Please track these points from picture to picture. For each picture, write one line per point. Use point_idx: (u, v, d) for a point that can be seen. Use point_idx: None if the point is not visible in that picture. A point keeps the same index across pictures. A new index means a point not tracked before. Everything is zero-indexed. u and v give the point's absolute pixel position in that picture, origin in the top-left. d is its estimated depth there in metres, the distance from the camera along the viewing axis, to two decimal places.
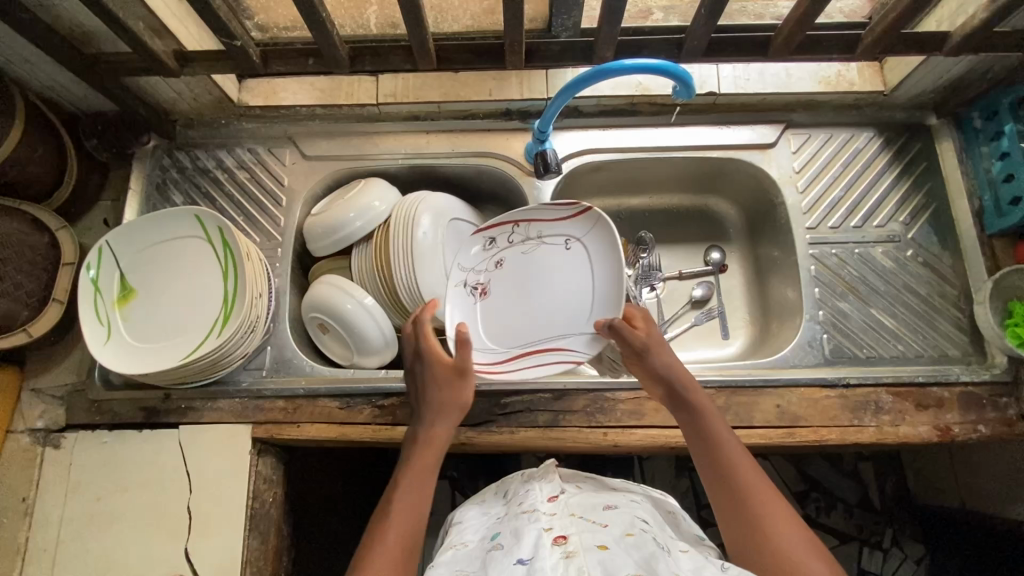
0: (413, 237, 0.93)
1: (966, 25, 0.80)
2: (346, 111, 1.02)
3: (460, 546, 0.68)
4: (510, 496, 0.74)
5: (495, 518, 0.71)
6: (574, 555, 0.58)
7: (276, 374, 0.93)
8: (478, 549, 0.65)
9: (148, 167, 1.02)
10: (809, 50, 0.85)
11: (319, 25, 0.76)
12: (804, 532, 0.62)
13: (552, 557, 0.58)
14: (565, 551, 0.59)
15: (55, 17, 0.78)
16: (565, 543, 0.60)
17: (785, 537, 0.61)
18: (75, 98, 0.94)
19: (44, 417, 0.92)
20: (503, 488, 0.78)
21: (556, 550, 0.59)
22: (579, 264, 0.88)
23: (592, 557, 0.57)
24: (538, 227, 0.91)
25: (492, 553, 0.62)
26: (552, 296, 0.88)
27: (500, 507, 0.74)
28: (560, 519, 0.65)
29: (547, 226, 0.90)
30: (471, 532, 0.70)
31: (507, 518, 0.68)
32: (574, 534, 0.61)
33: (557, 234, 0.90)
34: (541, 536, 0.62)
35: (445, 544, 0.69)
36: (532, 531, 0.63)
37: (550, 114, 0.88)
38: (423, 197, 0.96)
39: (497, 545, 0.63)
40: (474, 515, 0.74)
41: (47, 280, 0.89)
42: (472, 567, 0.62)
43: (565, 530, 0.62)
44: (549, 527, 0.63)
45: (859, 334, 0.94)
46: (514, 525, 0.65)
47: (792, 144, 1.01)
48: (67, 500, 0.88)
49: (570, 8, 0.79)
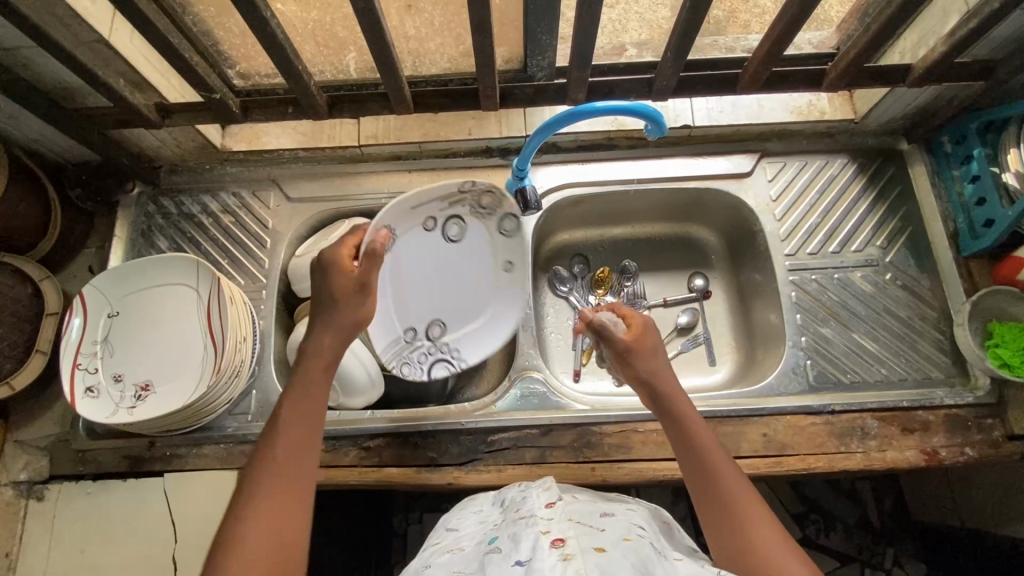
0: (71, 338, 0.87)
1: (926, 59, 0.82)
2: (328, 153, 1.04)
3: (457, 549, 0.67)
4: (508, 504, 0.72)
5: (492, 525, 0.70)
6: (573, 558, 0.56)
7: (261, 419, 0.93)
8: (475, 552, 0.64)
9: (133, 213, 1.03)
10: (777, 85, 0.88)
11: (295, 76, 0.78)
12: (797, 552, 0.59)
13: (550, 559, 0.57)
14: (563, 553, 0.57)
15: (38, 76, 0.79)
16: (563, 546, 0.58)
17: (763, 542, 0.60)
18: (60, 150, 0.96)
19: (27, 469, 0.91)
20: (500, 497, 0.76)
21: (554, 553, 0.57)
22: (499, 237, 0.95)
23: (589, 560, 0.57)
24: (428, 206, 0.90)
25: (491, 556, 0.61)
26: (164, 359, 0.89)
27: (496, 515, 0.72)
28: (559, 523, 0.63)
29: (443, 199, 0.90)
30: (468, 538, 0.69)
31: (506, 523, 0.67)
32: (572, 537, 0.60)
33: (453, 203, 0.91)
34: (539, 539, 0.60)
35: (441, 547, 0.69)
36: (531, 535, 0.61)
37: (528, 152, 0.86)
38: (196, 261, 0.90)
39: (496, 548, 0.62)
40: (471, 522, 0.73)
41: (30, 331, 0.89)
42: (470, 568, 0.62)
43: (563, 533, 0.61)
44: (546, 530, 0.62)
45: (842, 359, 0.95)
46: (513, 529, 0.64)
47: (768, 173, 1.03)
48: (51, 553, 0.87)
49: (545, 50, 0.82)
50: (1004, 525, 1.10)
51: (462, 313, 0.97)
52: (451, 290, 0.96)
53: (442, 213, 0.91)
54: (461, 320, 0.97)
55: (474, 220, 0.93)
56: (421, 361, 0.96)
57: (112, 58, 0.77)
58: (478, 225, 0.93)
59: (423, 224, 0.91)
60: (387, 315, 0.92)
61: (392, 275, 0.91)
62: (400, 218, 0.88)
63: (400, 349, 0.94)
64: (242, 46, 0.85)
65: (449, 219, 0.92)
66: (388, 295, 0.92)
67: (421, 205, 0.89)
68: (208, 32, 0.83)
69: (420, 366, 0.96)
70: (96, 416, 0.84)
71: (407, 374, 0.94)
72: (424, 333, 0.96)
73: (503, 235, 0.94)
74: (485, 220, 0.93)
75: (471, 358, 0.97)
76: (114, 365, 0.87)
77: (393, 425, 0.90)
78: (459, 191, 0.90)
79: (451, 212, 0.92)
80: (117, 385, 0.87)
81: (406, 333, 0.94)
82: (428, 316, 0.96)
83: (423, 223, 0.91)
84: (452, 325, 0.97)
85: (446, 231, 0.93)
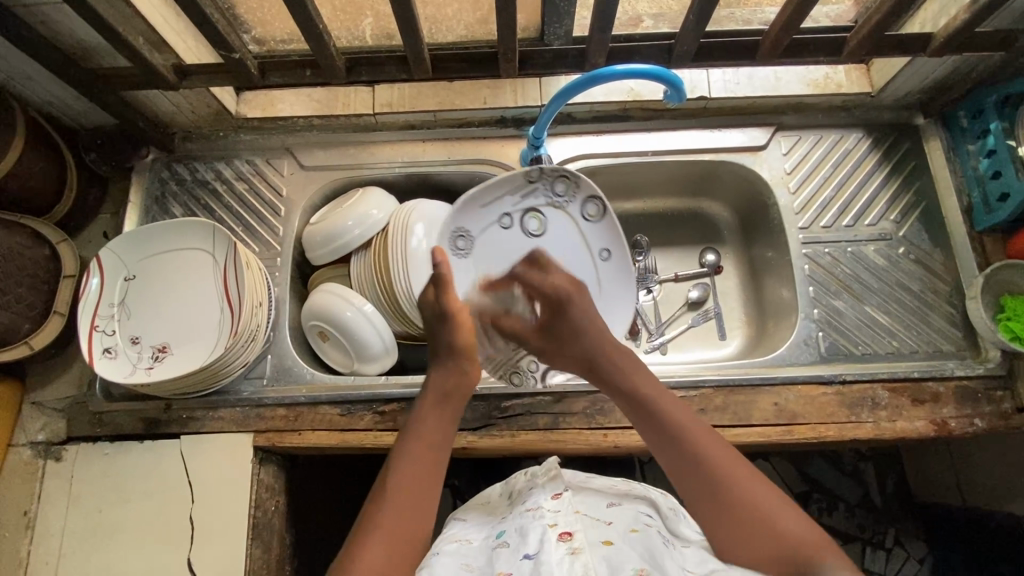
0: (89, 298, 0.87)
1: (947, 27, 0.81)
2: (342, 121, 1.04)
3: (465, 541, 0.67)
4: (515, 497, 0.73)
5: (499, 519, 0.70)
6: (580, 553, 0.58)
7: (276, 383, 0.93)
8: (483, 546, 0.65)
9: (147, 179, 1.03)
10: (795, 53, 0.87)
11: (316, 37, 0.77)
12: (771, 491, 0.64)
13: (558, 553, 0.58)
14: (570, 547, 0.59)
15: (56, 34, 0.79)
16: (570, 540, 0.60)
17: (740, 488, 0.64)
18: (76, 113, 0.96)
19: (44, 430, 0.92)
20: (509, 491, 0.76)
21: (562, 546, 0.59)
22: (584, 225, 0.94)
23: (596, 553, 0.58)
24: (500, 205, 0.91)
25: (498, 551, 0.62)
26: (181, 323, 0.89)
27: (504, 509, 0.73)
28: (566, 515, 0.64)
29: (514, 193, 0.91)
30: (476, 531, 0.69)
31: (512, 516, 0.67)
32: (580, 531, 0.61)
33: (526, 196, 0.92)
34: (546, 533, 0.61)
35: (448, 537, 0.69)
36: (537, 529, 0.62)
37: (544, 121, 0.90)
38: (213, 226, 0.90)
39: (502, 543, 0.63)
40: (479, 514, 0.74)
41: (48, 293, 0.89)
42: (478, 563, 0.62)
43: (570, 526, 0.62)
44: (554, 523, 0.62)
45: (854, 331, 0.95)
46: (519, 522, 0.64)
47: (782, 146, 1.03)
48: (69, 512, 0.88)
49: (563, 17, 0.81)
50: (1009, 504, 1.10)
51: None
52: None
53: (519, 204, 0.92)
54: None
55: (551, 210, 0.93)
56: (532, 371, 0.93)
57: (132, 16, 0.77)
58: (557, 215, 0.93)
59: (501, 223, 0.92)
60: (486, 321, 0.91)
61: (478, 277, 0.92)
62: (472, 217, 0.90)
63: (507, 360, 0.92)
64: (260, 9, 0.85)
65: (525, 212, 0.92)
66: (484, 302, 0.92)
67: (492, 202, 0.91)
68: None
69: (532, 374, 0.93)
70: (114, 376, 0.84)
71: (518, 383, 0.92)
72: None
73: (588, 221, 0.93)
74: (563, 211, 0.93)
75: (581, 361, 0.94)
76: (132, 327, 0.88)
77: (407, 391, 0.91)
78: (529, 182, 0.90)
79: (526, 205, 0.92)
80: (134, 346, 0.87)
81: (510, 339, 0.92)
82: None
83: (499, 223, 0.92)
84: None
85: (524, 226, 0.93)
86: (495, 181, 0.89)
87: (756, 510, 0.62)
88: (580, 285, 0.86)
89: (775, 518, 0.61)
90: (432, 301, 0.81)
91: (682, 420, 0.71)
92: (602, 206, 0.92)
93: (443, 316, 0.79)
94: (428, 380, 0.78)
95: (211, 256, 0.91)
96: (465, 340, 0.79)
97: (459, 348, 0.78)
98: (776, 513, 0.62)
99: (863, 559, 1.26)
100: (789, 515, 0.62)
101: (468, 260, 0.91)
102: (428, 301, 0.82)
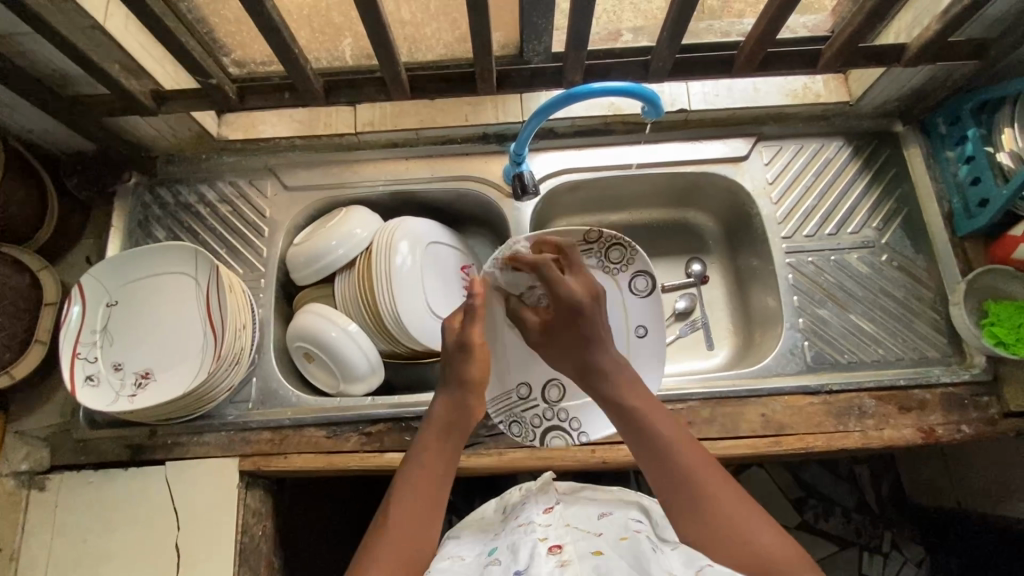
0: (70, 326, 0.86)
1: (920, 37, 0.82)
2: (325, 141, 1.04)
3: (457, 558, 0.66)
4: (510, 512, 0.72)
5: (493, 535, 0.69)
6: (569, 564, 0.57)
7: (262, 406, 0.93)
8: (474, 563, 0.63)
9: (131, 203, 1.02)
10: (771, 65, 0.88)
11: (292, 61, 0.78)
12: (756, 508, 0.62)
13: (547, 565, 0.57)
14: (560, 559, 0.58)
15: (33, 63, 0.79)
16: (560, 553, 0.59)
17: (724, 502, 0.62)
18: (56, 140, 0.96)
19: (27, 460, 0.90)
20: (504, 506, 0.76)
21: (551, 559, 0.58)
22: (630, 299, 0.92)
23: (586, 564, 0.57)
24: (522, 277, 0.86)
25: (490, 568, 0.60)
26: (165, 348, 0.89)
27: (498, 525, 0.72)
28: (556, 529, 0.64)
29: (569, 248, 0.91)
30: (469, 548, 0.68)
31: (504, 534, 0.66)
32: (570, 544, 0.61)
33: (578, 256, 0.92)
34: (536, 546, 0.60)
35: (440, 555, 0.67)
36: (528, 543, 0.61)
37: (526, 137, 0.89)
38: (195, 249, 0.89)
39: (495, 560, 0.61)
40: (472, 531, 0.73)
41: (30, 320, 0.89)
42: None
43: (560, 539, 0.62)
44: (545, 537, 0.62)
45: (840, 340, 0.95)
46: (511, 539, 0.64)
47: (763, 157, 1.03)
48: (54, 541, 0.88)
49: (540, 34, 0.82)
50: (1003, 507, 1.10)
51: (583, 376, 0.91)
52: (563, 356, 0.91)
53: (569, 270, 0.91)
54: (582, 383, 0.92)
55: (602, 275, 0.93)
56: (536, 425, 0.91)
57: (107, 44, 0.77)
58: (606, 281, 0.93)
59: (535, 292, 0.88)
60: (500, 369, 0.91)
61: (495, 332, 0.90)
62: (502, 272, 0.87)
63: (513, 408, 0.91)
64: (237, 33, 0.85)
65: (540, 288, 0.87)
66: (506, 352, 0.91)
67: (521, 272, 0.86)
68: (203, 19, 0.83)
69: (534, 428, 0.91)
70: (97, 404, 0.84)
71: (517, 434, 0.90)
72: (540, 394, 0.92)
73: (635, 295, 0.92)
74: (612, 279, 0.93)
75: (593, 431, 0.90)
76: (115, 354, 0.88)
77: (394, 411, 0.91)
78: (585, 243, 0.92)
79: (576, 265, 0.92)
80: (118, 373, 0.87)
81: (520, 390, 0.91)
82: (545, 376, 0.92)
83: (522, 290, 0.88)
84: (573, 392, 0.91)
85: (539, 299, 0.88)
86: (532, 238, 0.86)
87: (740, 526, 0.60)
88: (596, 293, 0.82)
89: (757, 536, 0.59)
90: (456, 330, 0.82)
91: (670, 433, 0.67)
92: (652, 282, 0.92)
93: (460, 347, 0.80)
94: (435, 410, 0.78)
95: (193, 279, 0.90)
96: (478, 374, 0.79)
97: (471, 382, 0.79)
98: (762, 535, 0.59)
99: (860, 565, 1.25)
100: (773, 532, 0.60)
101: (504, 310, 0.90)
102: (453, 331, 0.82)
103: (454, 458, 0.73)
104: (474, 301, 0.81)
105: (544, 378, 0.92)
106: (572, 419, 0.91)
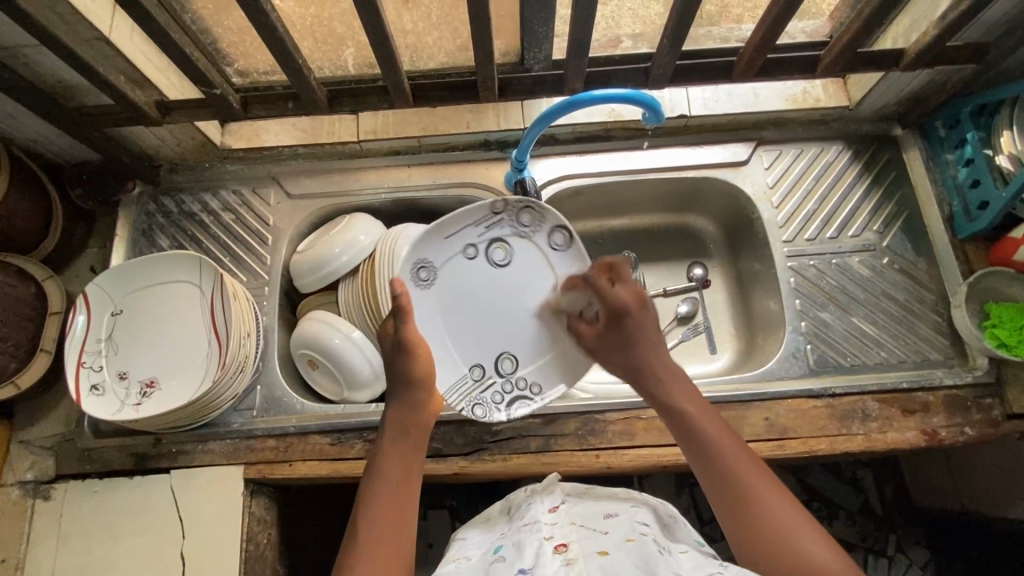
0: (76, 335, 0.87)
1: (917, 43, 0.83)
2: (328, 149, 1.05)
3: (463, 559, 0.66)
4: (513, 511, 0.72)
5: (498, 534, 0.69)
6: (575, 563, 0.57)
7: (266, 414, 0.93)
8: (480, 562, 0.63)
9: (134, 213, 1.03)
10: (770, 71, 0.89)
11: (295, 71, 0.78)
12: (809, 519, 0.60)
13: (554, 565, 0.57)
14: (566, 558, 0.58)
15: (39, 74, 0.79)
16: (566, 551, 0.59)
17: (773, 513, 0.60)
18: (60, 150, 0.96)
19: (33, 469, 0.91)
20: (508, 506, 0.75)
21: (557, 558, 0.58)
22: (553, 257, 0.88)
23: (592, 563, 0.57)
24: (465, 235, 0.86)
25: (495, 566, 0.61)
26: (169, 356, 0.89)
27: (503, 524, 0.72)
28: (562, 527, 0.64)
29: (478, 223, 0.86)
30: (473, 548, 0.68)
31: (509, 532, 0.67)
32: (575, 542, 0.61)
33: (489, 227, 0.87)
34: (542, 546, 0.61)
35: (447, 556, 0.68)
36: (534, 542, 0.61)
37: (527, 144, 0.90)
38: (199, 258, 0.90)
39: (500, 558, 0.62)
40: (477, 531, 0.73)
41: (34, 330, 0.89)
42: None
43: (566, 538, 0.62)
44: (550, 536, 0.62)
45: (842, 343, 0.96)
46: (517, 537, 0.64)
47: (764, 161, 1.04)
48: (59, 551, 0.88)
49: (541, 42, 0.83)
50: (1007, 509, 1.10)
51: (536, 342, 0.88)
52: (514, 326, 0.87)
53: (484, 234, 0.87)
54: (529, 351, 0.88)
55: (518, 241, 0.88)
56: (497, 401, 0.87)
57: (112, 56, 0.78)
58: (524, 244, 0.88)
59: (467, 253, 0.87)
60: (447, 354, 0.85)
61: (443, 310, 0.86)
62: (434, 247, 0.85)
63: (471, 391, 0.86)
64: (240, 44, 0.86)
65: (491, 243, 0.87)
66: (446, 335, 0.85)
67: (456, 231, 0.85)
68: (207, 30, 0.84)
69: (496, 407, 0.86)
70: (102, 413, 0.84)
71: (482, 415, 0.86)
72: (493, 370, 0.87)
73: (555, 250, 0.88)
74: (528, 240, 0.88)
75: (549, 388, 0.87)
76: (119, 362, 0.88)
77: None
78: (492, 213, 0.87)
79: (491, 235, 0.87)
80: (123, 382, 0.87)
81: (473, 371, 0.86)
82: (495, 350, 0.87)
83: (463, 252, 0.86)
84: (525, 361, 0.87)
85: (490, 256, 0.87)
86: (456, 210, 0.84)
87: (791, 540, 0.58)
88: (644, 300, 0.80)
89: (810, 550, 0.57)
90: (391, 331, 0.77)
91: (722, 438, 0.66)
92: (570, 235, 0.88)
93: (402, 347, 0.76)
94: (388, 415, 0.76)
95: (197, 287, 0.91)
96: (423, 369, 0.77)
97: (418, 378, 0.76)
98: (813, 548, 0.57)
99: (865, 568, 1.25)
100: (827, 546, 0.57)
101: (435, 291, 0.85)
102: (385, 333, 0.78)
103: (418, 461, 0.72)
104: (402, 301, 0.75)
105: (493, 352, 0.87)
106: (532, 383, 0.87)
